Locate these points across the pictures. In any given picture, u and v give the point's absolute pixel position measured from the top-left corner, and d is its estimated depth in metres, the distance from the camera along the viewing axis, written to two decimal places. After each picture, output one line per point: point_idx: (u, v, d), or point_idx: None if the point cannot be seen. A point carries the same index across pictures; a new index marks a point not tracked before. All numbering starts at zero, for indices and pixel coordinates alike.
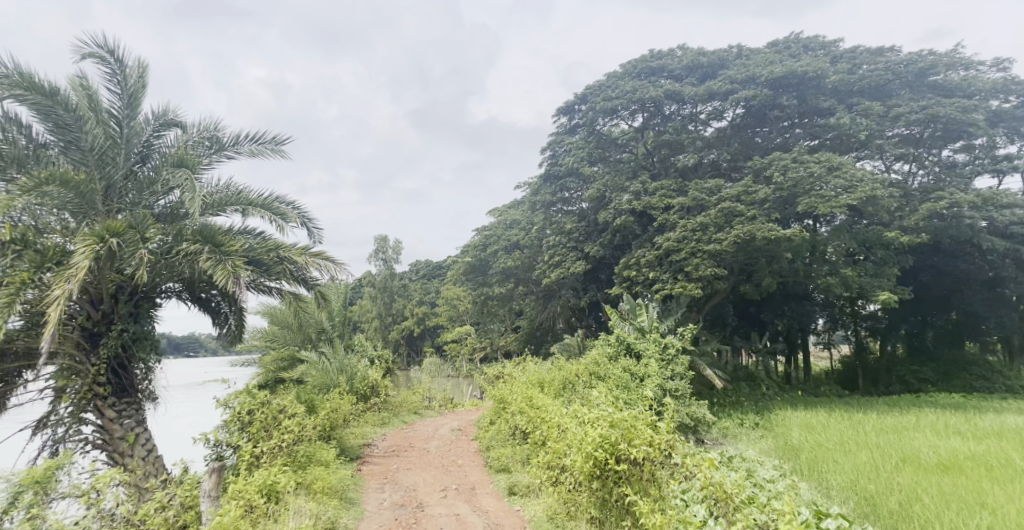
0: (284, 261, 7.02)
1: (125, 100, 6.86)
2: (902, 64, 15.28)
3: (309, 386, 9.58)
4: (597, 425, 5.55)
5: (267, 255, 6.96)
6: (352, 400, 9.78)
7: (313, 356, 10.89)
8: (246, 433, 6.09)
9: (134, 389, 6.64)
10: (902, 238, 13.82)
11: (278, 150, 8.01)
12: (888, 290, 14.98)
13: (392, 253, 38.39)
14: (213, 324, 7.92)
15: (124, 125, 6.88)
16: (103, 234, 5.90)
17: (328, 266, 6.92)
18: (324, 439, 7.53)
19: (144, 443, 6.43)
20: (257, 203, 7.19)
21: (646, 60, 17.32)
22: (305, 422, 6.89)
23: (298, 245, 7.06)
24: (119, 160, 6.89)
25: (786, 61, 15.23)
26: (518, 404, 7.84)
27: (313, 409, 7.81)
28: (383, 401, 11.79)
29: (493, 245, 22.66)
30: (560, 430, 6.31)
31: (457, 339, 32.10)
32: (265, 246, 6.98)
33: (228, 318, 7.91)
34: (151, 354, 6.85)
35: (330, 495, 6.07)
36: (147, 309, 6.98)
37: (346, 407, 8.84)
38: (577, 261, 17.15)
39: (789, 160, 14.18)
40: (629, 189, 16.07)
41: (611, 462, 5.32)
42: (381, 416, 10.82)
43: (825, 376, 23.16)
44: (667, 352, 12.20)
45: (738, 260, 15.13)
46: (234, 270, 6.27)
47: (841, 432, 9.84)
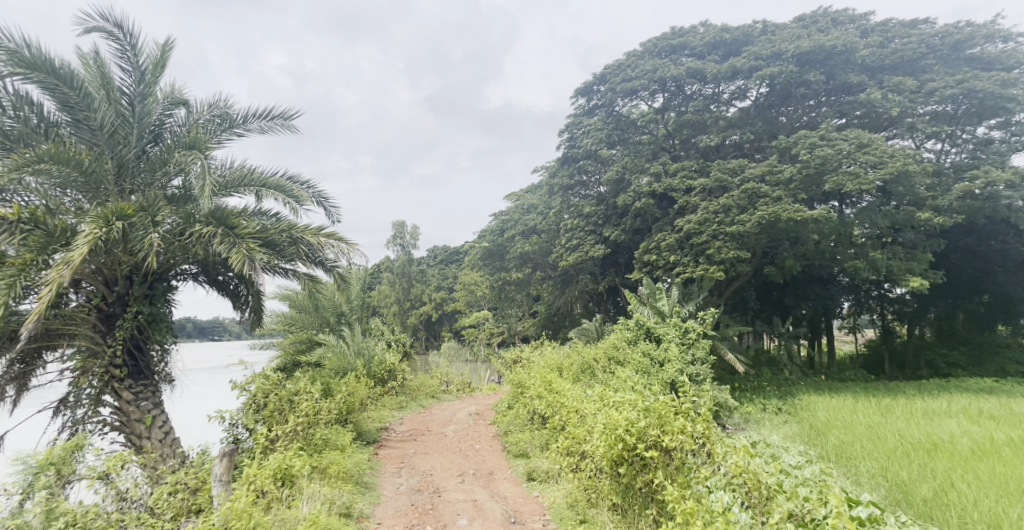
0: (297, 243, 6.94)
1: (137, 77, 6.77)
2: (937, 37, 14.73)
3: (326, 369, 9.61)
4: (622, 410, 5.37)
5: (280, 236, 6.89)
6: (370, 384, 9.75)
7: (331, 339, 10.89)
8: (261, 417, 6.04)
9: (151, 372, 6.60)
10: (933, 219, 13.41)
11: (286, 126, 7.84)
12: (918, 273, 14.60)
13: (410, 238, 38.49)
14: (234, 307, 7.84)
15: (136, 104, 6.78)
16: (111, 217, 5.84)
17: (343, 247, 6.84)
18: (341, 422, 7.49)
19: (162, 425, 6.42)
20: (270, 183, 7.11)
21: (668, 37, 16.95)
22: (321, 406, 6.84)
23: (312, 227, 6.97)
24: (130, 140, 6.81)
25: (814, 36, 14.77)
26: (537, 389, 7.69)
27: (329, 393, 7.74)
28: (400, 384, 11.81)
29: (511, 230, 22.52)
30: (581, 415, 6.16)
31: (475, 324, 32.12)
32: (278, 228, 6.90)
33: (247, 300, 7.81)
34: (167, 336, 6.76)
35: (345, 480, 6.02)
36: (163, 292, 6.93)
37: (363, 391, 8.76)
38: (596, 245, 16.95)
39: (817, 138, 13.77)
40: (649, 170, 15.80)
41: (636, 448, 5.15)
42: (399, 400, 10.84)
43: (849, 360, 22.79)
44: (688, 336, 12.02)
45: (761, 243, 14.84)
46: (249, 254, 6.22)
47: (870, 417, 9.57)
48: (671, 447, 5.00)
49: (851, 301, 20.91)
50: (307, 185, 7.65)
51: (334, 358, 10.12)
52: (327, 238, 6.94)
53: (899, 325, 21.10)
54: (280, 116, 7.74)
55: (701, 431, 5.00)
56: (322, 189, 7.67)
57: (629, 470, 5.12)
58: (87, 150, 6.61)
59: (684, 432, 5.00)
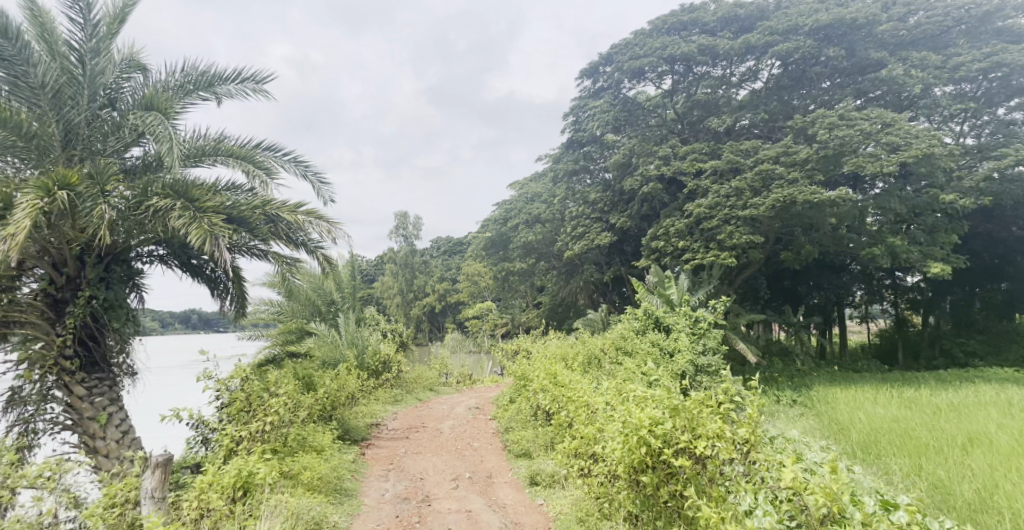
0: (277, 222, 6.51)
1: (87, 31, 6.26)
2: (962, 10, 14.09)
3: (315, 361, 9.14)
4: (643, 407, 4.82)
5: (251, 214, 6.36)
6: (362, 376, 9.28)
7: (323, 329, 10.42)
8: (233, 415, 5.53)
9: (108, 364, 6.14)
10: (956, 202, 12.86)
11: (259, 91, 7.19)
12: (938, 259, 14.07)
13: (413, 228, 38.04)
14: (212, 296, 7.33)
15: (86, 60, 6.25)
16: (53, 186, 5.39)
17: (326, 228, 6.40)
18: (324, 420, 6.97)
19: (119, 424, 5.93)
20: (241, 153, 6.59)
21: (677, 14, 16.34)
22: (301, 402, 6.32)
23: (289, 204, 6.50)
24: (80, 104, 6.28)
25: (833, 9, 14.25)
26: (540, 382, 7.13)
27: (311, 387, 7.19)
28: (396, 377, 11.31)
29: (514, 219, 21.92)
30: (593, 412, 5.61)
31: (478, 315, 31.59)
32: (247, 205, 6.35)
33: (226, 288, 7.28)
34: (127, 325, 6.26)
35: (318, 488, 5.47)
36: (121, 273, 6.46)
37: (353, 384, 8.24)
38: (602, 232, 16.38)
39: (835, 118, 13.16)
40: (658, 154, 15.21)
41: (660, 452, 4.61)
42: (394, 394, 10.34)
43: (860, 350, 22.32)
44: (698, 325, 11.56)
45: (773, 228, 14.31)
46: (212, 229, 5.73)
47: (895, 410, 9.01)
48: (708, 454, 4.41)
49: (864, 289, 20.37)
50: (287, 156, 7.08)
51: (324, 349, 9.65)
52: (307, 216, 6.50)
53: (912, 314, 20.59)
54: (260, 77, 7.17)
55: (742, 435, 4.40)
56: (308, 162, 7.14)
57: (652, 478, 4.59)
58: (25, 110, 6.05)
59: (720, 437, 4.42)
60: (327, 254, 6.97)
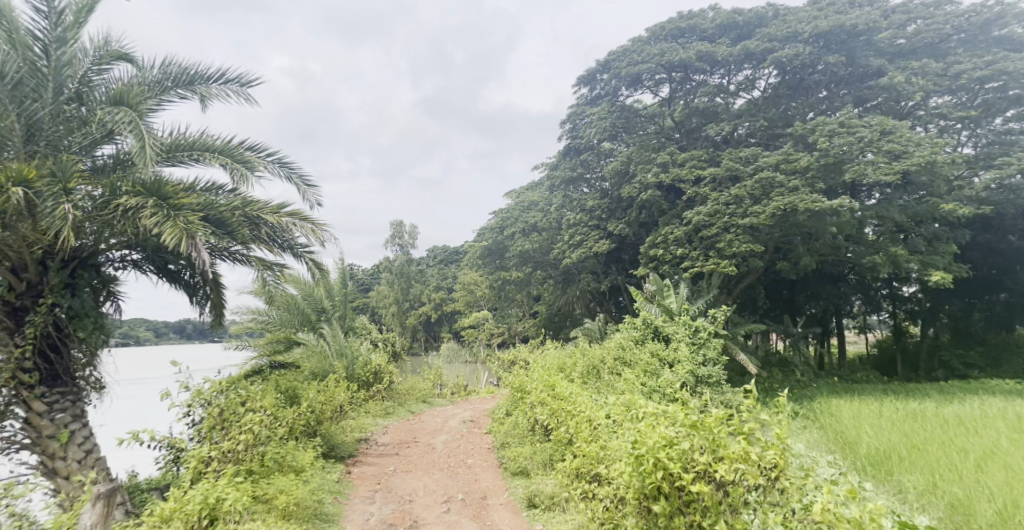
0: (260, 225, 6.27)
1: (52, 19, 5.90)
2: (963, 17, 13.96)
3: (304, 372, 8.84)
4: (654, 426, 4.51)
5: (231, 216, 6.06)
6: (352, 388, 8.97)
7: (311, 339, 10.12)
8: (206, 433, 5.16)
9: (71, 378, 5.86)
10: (958, 211, 12.67)
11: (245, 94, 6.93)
12: (941, 268, 13.87)
13: (409, 237, 37.75)
14: (191, 303, 7.03)
15: (52, 51, 5.91)
16: (7, 180, 5.18)
17: (311, 229, 6.18)
18: (308, 437, 6.63)
19: (81, 442, 5.69)
20: (223, 150, 6.34)
21: (675, 21, 16.21)
22: (282, 417, 6.00)
23: (272, 205, 6.27)
24: (45, 97, 5.93)
25: (833, 16, 14.13)
26: (538, 394, 6.82)
27: (295, 400, 6.86)
28: (387, 388, 10.97)
29: (510, 227, 21.62)
30: (597, 429, 5.31)
31: (474, 325, 31.26)
32: (223, 206, 6.03)
33: (205, 294, 6.97)
34: (94, 335, 6.01)
35: (294, 514, 5.09)
36: (89, 281, 6.19)
37: (341, 397, 7.93)
38: (600, 240, 16.12)
39: (836, 125, 12.98)
40: (656, 161, 14.99)
41: (676, 477, 4.31)
42: (385, 407, 10.01)
43: (859, 360, 22.12)
44: (698, 336, 11.32)
45: (773, 237, 14.09)
46: (188, 227, 5.45)
47: (903, 423, 8.75)
48: (730, 479, 4.07)
49: (863, 299, 20.20)
50: (272, 157, 6.84)
51: (313, 359, 9.34)
52: (291, 218, 6.29)
53: (911, 325, 20.38)
54: (246, 80, 6.91)
55: (768, 459, 4.01)
56: (294, 164, 6.87)
57: (666, 507, 4.28)
58: None
59: (744, 460, 4.07)
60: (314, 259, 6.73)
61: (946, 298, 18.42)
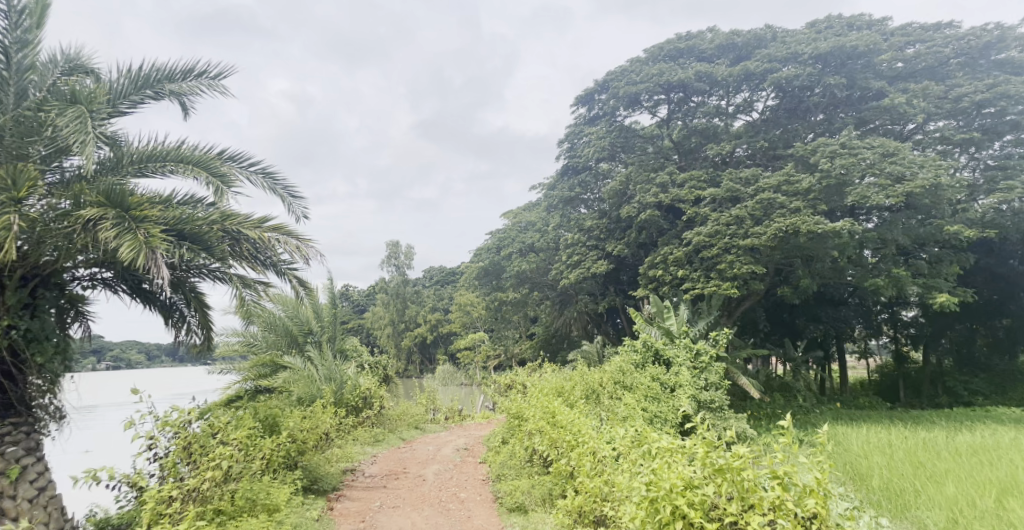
0: (239, 240, 5.99)
1: (11, 19, 5.64)
2: (962, 41, 13.90)
3: (289, 398, 8.46)
4: (671, 465, 4.20)
5: (208, 230, 5.74)
6: (340, 414, 8.62)
7: (298, 362, 9.78)
8: (171, 470, 4.69)
9: (27, 407, 5.54)
10: (962, 234, 12.47)
11: (215, 86, 6.59)
12: (945, 293, 13.62)
13: (405, 258, 37.53)
14: (170, 325, 6.65)
15: (12, 53, 5.63)
16: None
17: (295, 246, 5.92)
18: (287, 470, 6.23)
19: (34, 479, 5.29)
20: (197, 160, 6.06)
21: (674, 42, 16.17)
22: (258, 450, 5.60)
23: (253, 218, 5.99)
24: (6, 103, 5.68)
25: (833, 38, 14.10)
26: (537, 422, 6.47)
27: (275, 431, 6.44)
28: (377, 413, 10.57)
29: (507, 248, 21.38)
30: (603, 464, 4.96)
31: (470, 347, 30.85)
32: (197, 218, 5.70)
33: (184, 316, 6.63)
34: (55, 361, 5.63)
35: None
36: (51, 302, 5.85)
37: (325, 424, 7.48)
38: (598, 261, 15.87)
39: (837, 146, 12.82)
40: (655, 181, 14.81)
41: (696, 525, 3.97)
42: (375, 433, 9.62)
43: (860, 386, 21.77)
44: (699, 360, 11.09)
45: (774, 259, 13.86)
46: (149, 241, 5.09)
47: (914, 453, 8.41)
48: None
49: (864, 323, 19.93)
50: (250, 163, 6.57)
51: (300, 384, 8.99)
52: (273, 233, 6.02)
53: (913, 350, 20.09)
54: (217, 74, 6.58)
55: (808, 508, 3.67)
56: (277, 172, 6.60)
57: None
58: None
59: (778, 511, 3.78)
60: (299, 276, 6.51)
61: (947, 323, 18.16)
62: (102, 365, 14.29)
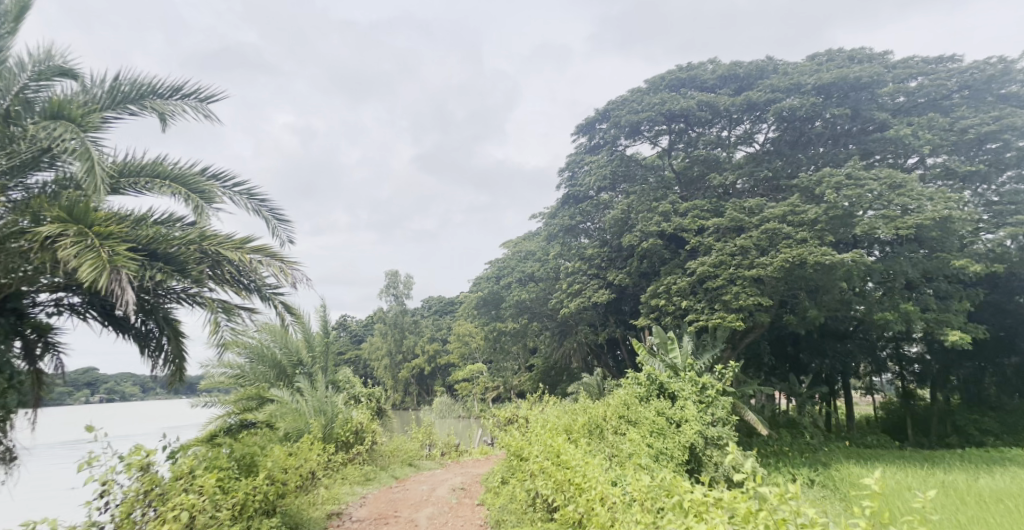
0: (220, 262, 5.65)
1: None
2: (967, 73, 13.76)
3: (274, 435, 8.04)
4: (708, 522, 3.79)
5: (185, 251, 5.42)
6: (328, 451, 8.21)
7: (286, 394, 9.42)
8: (127, 521, 4.21)
9: None
10: (971, 268, 12.17)
11: (203, 108, 6.40)
12: (957, 330, 13.24)
13: (404, 287, 37.27)
14: (144, 356, 6.21)
15: None
16: None
17: (279, 269, 5.61)
18: (265, 515, 5.73)
19: None
20: (177, 177, 5.82)
21: (674, 72, 16.12)
22: (229, 493, 5.12)
23: (234, 239, 5.69)
24: None
25: (836, 68, 14.03)
26: (539, 461, 6.04)
27: (253, 472, 5.95)
28: (368, 449, 10.10)
29: (507, 277, 21.08)
30: (618, 516, 4.52)
31: (468, 378, 30.26)
32: (172, 237, 5.39)
33: (159, 345, 6.18)
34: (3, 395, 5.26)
35: None
36: (7, 331, 5.54)
37: (310, 464, 7.01)
38: (599, 290, 15.56)
39: (844, 177, 12.62)
40: (658, 209, 14.60)
41: None
42: (365, 471, 9.14)
43: (867, 423, 21.22)
44: (706, 394, 10.82)
45: (778, 291, 13.54)
46: (115, 261, 4.75)
47: (937, 500, 7.94)
48: None
49: (870, 357, 19.50)
50: (236, 184, 6.31)
51: (288, 418, 8.64)
52: (255, 255, 5.70)
53: (921, 387, 19.61)
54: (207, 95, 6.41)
55: None
56: (263, 195, 6.34)
57: None
58: None
59: None
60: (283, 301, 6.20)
61: (956, 360, 17.73)
62: (92, 396, 13.92)
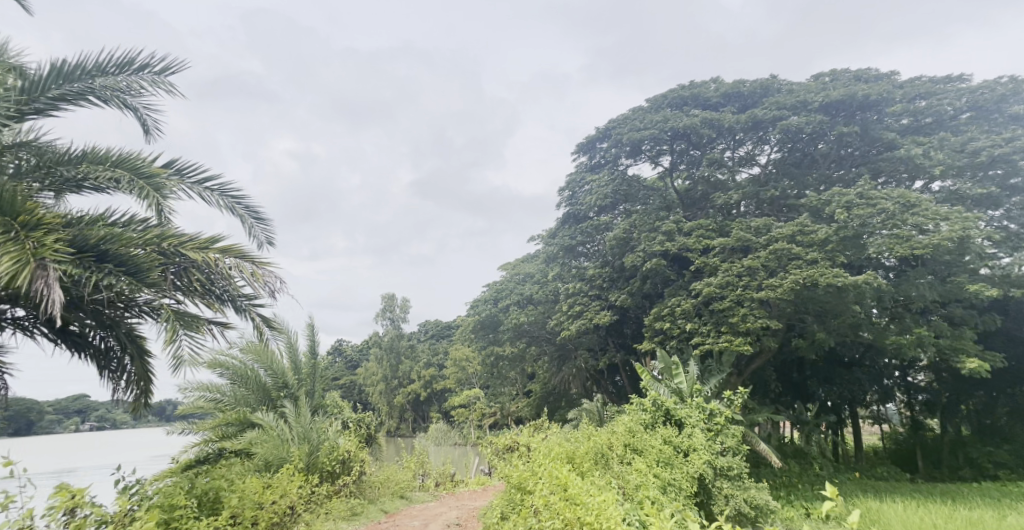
0: (188, 270, 5.19)
1: None
2: (977, 93, 13.31)
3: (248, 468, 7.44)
4: None
5: (138, 254, 4.84)
6: (309, 484, 7.63)
7: (269, 419, 8.93)
8: None
9: None
10: (987, 292, 11.70)
11: (161, 82, 5.75)
12: (973, 358, 12.72)
13: (400, 311, 36.77)
14: (103, 377, 5.68)
15: None
16: None
17: (248, 270, 5.15)
18: None
19: None
20: (126, 164, 5.36)
21: (677, 91, 15.84)
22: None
23: (200, 238, 5.20)
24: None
25: (843, 86, 13.77)
26: (545, 492, 5.50)
27: (217, 511, 5.37)
28: (354, 481, 9.47)
29: (503, 299, 20.46)
30: None
31: (465, 404, 29.54)
32: (130, 238, 4.83)
33: (120, 365, 5.67)
34: None
35: None
36: None
37: (288, 499, 6.42)
38: (600, 312, 15.02)
39: (854, 196, 12.22)
40: (661, 229, 14.20)
41: None
42: (351, 505, 8.52)
43: (875, 454, 20.57)
44: (714, 421, 10.33)
45: (786, 314, 13.06)
46: (38, 253, 4.24)
47: None
48: None
49: (878, 385, 18.94)
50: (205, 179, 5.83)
51: (268, 446, 8.17)
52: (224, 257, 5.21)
53: (930, 417, 18.99)
54: (164, 68, 5.77)
55: None
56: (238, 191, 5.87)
57: None
58: None
59: None
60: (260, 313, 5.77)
61: (967, 390, 17.16)
62: (74, 422, 13.34)
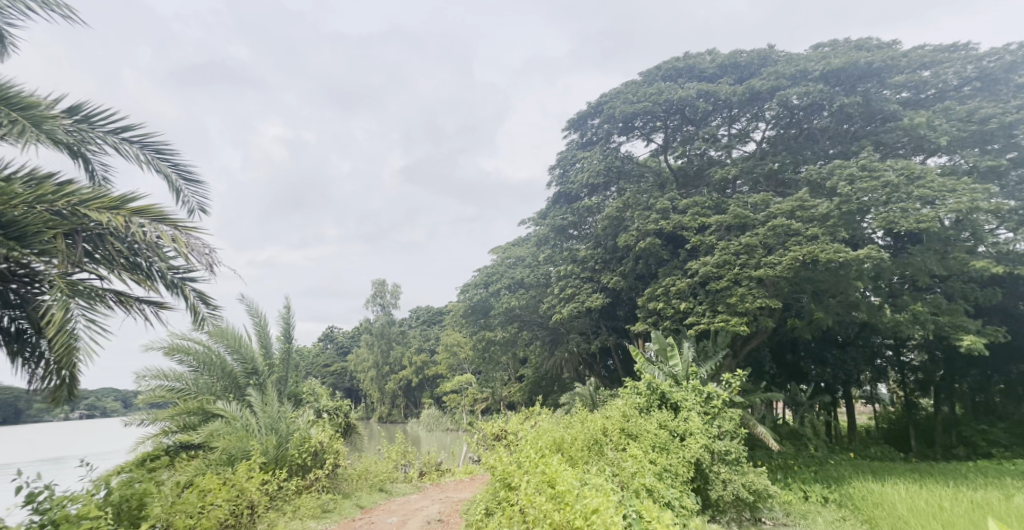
0: (103, 241, 4.91)
1: None
2: (986, 59, 12.79)
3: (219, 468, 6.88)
4: None
5: (27, 213, 4.50)
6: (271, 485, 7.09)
7: (231, 412, 8.45)
8: None
9: None
10: (991, 268, 11.30)
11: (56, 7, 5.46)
12: (975, 335, 12.35)
13: (390, 297, 36.23)
14: (17, 365, 5.13)
15: None
16: None
17: (169, 234, 4.95)
18: None
19: None
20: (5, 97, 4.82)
21: (672, 63, 15.28)
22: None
23: (110, 196, 4.95)
24: None
25: (846, 54, 13.26)
26: (532, 487, 5.05)
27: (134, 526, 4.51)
28: (328, 474, 9.00)
29: (494, 283, 19.88)
30: None
31: (458, 390, 29.08)
32: (18, 195, 4.49)
33: (35, 350, 5.10)
34: None
35: None
36: None
37: (228, 491, 5.85)
38: (593, 294, 14.56)
39: (856, 169, 11.77)
40: (655, 207, 13.71)
41: None
42: (324, 500, 8.03)
43: (869, 434, 20.36)
44: (711, 405, 9.91)
45: (784, 293, 12.62)
46: None
47: None
48: None
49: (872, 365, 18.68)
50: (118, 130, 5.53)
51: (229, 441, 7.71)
52: (135, 214, 4.97)
53: (925, 396, 18.74)
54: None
55: None
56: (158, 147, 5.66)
57: None
58: None
59: None
60: (192, 289, 5.48)
61: (962, 368, 16.88)
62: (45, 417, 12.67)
